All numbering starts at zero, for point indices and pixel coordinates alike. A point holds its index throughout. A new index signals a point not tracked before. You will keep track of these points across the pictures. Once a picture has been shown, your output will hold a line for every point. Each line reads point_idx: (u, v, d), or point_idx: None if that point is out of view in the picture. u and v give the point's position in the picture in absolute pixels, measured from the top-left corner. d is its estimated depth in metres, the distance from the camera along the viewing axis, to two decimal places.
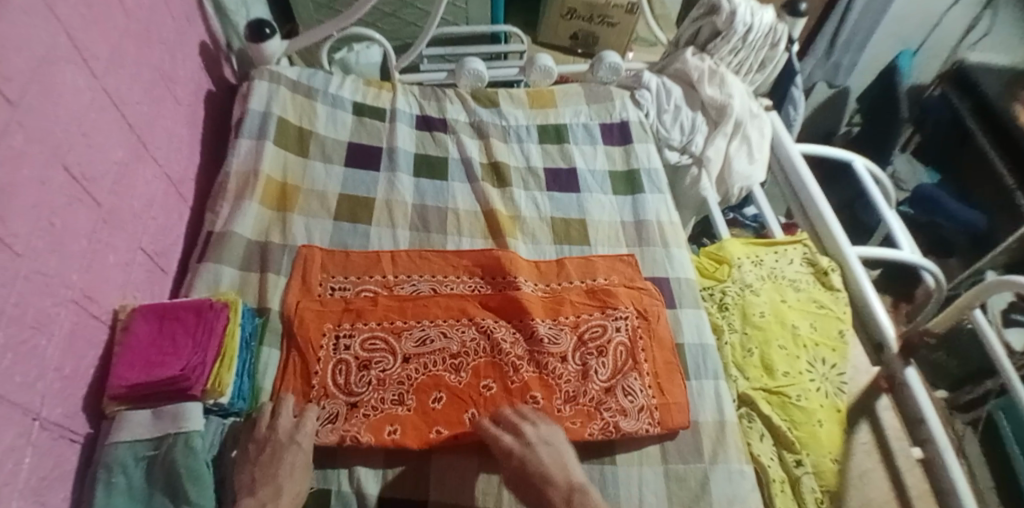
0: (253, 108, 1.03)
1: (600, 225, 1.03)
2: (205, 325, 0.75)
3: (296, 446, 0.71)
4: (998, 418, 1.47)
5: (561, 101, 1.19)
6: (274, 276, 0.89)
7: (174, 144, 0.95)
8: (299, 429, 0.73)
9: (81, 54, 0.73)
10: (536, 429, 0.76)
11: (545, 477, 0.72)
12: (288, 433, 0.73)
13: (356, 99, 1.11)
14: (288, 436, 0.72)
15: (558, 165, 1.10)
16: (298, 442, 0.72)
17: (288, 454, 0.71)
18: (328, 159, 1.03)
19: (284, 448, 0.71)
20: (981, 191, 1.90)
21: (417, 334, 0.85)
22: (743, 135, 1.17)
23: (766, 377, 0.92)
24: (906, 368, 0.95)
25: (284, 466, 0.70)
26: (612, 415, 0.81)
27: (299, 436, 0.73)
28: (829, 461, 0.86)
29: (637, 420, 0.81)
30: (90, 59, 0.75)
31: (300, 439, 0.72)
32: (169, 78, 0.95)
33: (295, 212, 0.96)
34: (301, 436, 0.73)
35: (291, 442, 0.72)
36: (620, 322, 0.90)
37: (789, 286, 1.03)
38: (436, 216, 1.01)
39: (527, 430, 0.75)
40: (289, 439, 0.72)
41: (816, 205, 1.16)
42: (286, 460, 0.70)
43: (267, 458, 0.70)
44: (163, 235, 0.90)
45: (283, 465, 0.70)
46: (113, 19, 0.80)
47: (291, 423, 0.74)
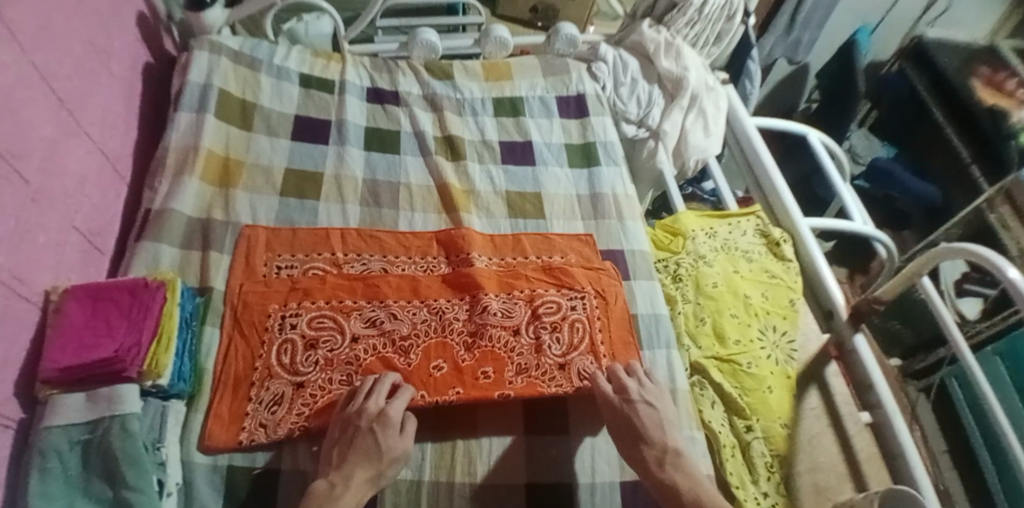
0: (192, 81, 0.98)
1: (555, 198, 1.03)
2: (141, 305, 0.72)
3: (376, 432, 0.71)
4: (952, 388, 1.50)
5: (516, 74, 1.17)
6: (217, 255, 0.86)
7: (111, 119, 0.91)
8: (385, 414, 0.73)
9: (6, 25, 0.68)
10: (643, 388, 0.81)
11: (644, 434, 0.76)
12: (375, 416, 0.73)
13: (303, 71, 1.07)
14: (372, 421, 0.72)
15: (513, 138, 1.09)
16: (380, 427, 0.72)
17: (363, 441, 0.71)
18: (274, 133, 1.00)
19: (361, 435, 0.71)
20: (937, 165, 1.95)
21: (371, 315, 0.84)
22: (699, 108, 1.18)
23: (718, 346, 0.93)
24: (855, 335, 0.97)
25: (360, 448, 0.70)
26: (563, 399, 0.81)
27: (384, 421, 0.73)
28: (778, 426, 0.88)
29: None
30: (17, 31, 0.70)
31: (382, 426, 0.72)
32: (104, 51, 0.90)
33: (239, 188, 0.93)
34: (387, 420, 0.73)
35: (374, 427, 0.72)
36: (575, 301, 0.89)
37: (741, 257, 1.04)
38: (388, 192, 0.98)
39: (629, 386, 0.79)
40: (371, 424, 0.72)
41: (770, 177, 1.18)
42: (361, 447, 0.70)
43: (349, 443, 0.71)
44: (100, 214, 0.85)
45: (359, 450, 0.70)
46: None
47: (381, 404, 0.74)
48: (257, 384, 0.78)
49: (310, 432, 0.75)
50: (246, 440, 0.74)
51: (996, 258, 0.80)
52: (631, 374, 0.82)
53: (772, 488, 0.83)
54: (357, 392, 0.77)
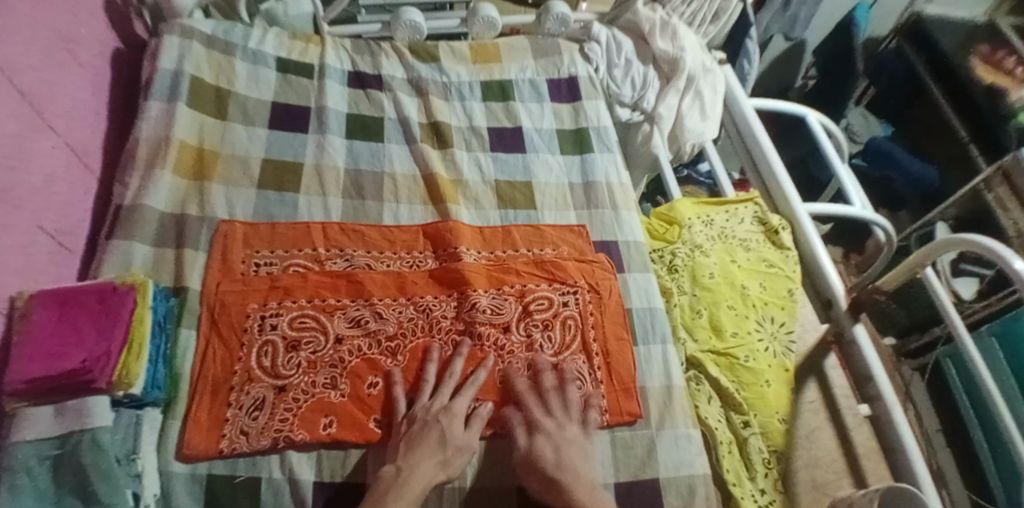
0: (163, 68, 0.93)
1: (547, 188, 0.99)
2: (110, 311, 0.68)
3: (442, 422, 0.72)
4: (947, 367, 1.50)
5: (505, 56, 1.12)
6: (192, 252, 0.82)
7: (79, 110, 0.86)
8: (449, 408, 0.75)
9: None
10: (560, 430, 0.75)
11: (570, 478, 0.70)
12: (439, 410, 0.74)
13: (280, 55, 1.02)
14: (438, 413, 0.74)
15: (502, 124, 1.04)
16: (446, 418, 0.73)
17: (430, 431, 0.72)
18: (251, 122, 0.95)
19: (429, 426, 0.72)
20: (933, 147, 1.92)
21: (359, 317, 0.81)
22: (695, 90, 1.13)
23: (715, 339, 0.91)
24: (855, 325, 0.94)
25: (427, 437, 0.71)
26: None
27: (448, 413, 0.74)
28: (776, 421, 0.86)
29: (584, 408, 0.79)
30: None
31: (448, 417, 0.73)
32: (68, 37, 0.85)
33: (214, 181, 0.89)
34: (452, 413, 0.74)
35: (440, 418, 0.73)
36: (568, 296, 0.87)
37: (739, 246, 1.01)
38: (372, 183, 0.94)
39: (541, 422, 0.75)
40: (436, 415, 0.73)
41: (768, 162, 1.14)
42: (428, 436, 0.71)
43: (416, 432, 0.72)
44: (69, 211, 0.81)
45: (427, 439, 0.71)
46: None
47: (444, 402, 0.75)
48: (237, 388, 0.75)
49: (298, 442, 0.73)
50: (227, 448, 0.71)
51: (1001, 249, 0.76)
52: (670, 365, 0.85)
53: (769, 485, 0.81)
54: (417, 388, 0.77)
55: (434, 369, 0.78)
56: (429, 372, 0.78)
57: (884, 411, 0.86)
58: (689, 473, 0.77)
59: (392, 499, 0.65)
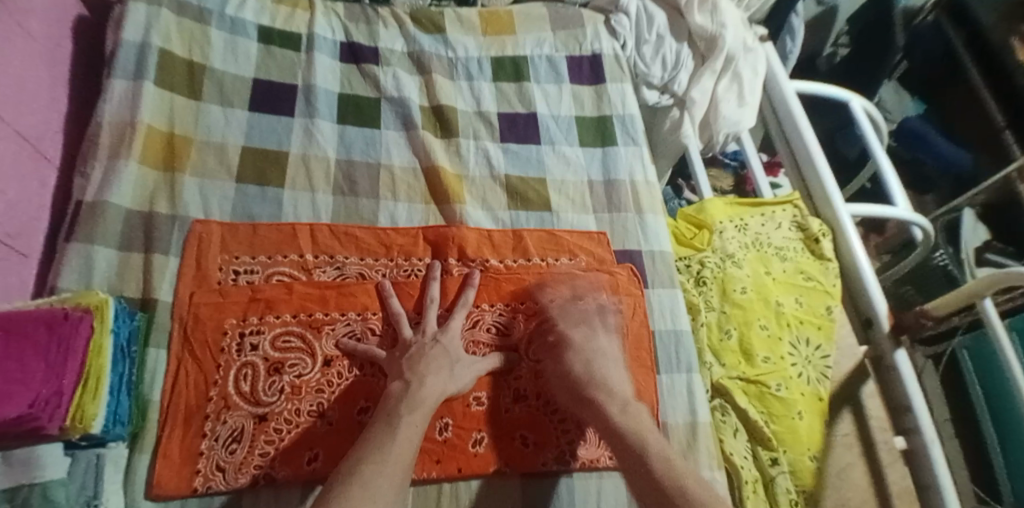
0: (127, 39, 0.81)
1: (563, 185, 0.88)
2: (61, 342, 0.58)
3: (442, 340, 0.70)
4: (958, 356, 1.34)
5: (519, 28, 0.99)
6: (162, 258, 0.73)
7: (29, 90, 0.74)
8: (446, 328, 0.72)
9: None
10: (591, 343, 0.73)
11: (603, 395, 0.68)
12: (435, 333, 0.71)
13: (262, 22, 0.89)
14: (434, 336, 0.71)
15: (514, 109, 0.93)
16: (445, 339, 0.71)
17: (431, 351, 0.69)
18: (228, 102, 0.84)
19: (428, 347, 0.70)
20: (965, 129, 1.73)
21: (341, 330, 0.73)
22: (733, 72, 1.00)
23: (745, 365, 0.82)
24: (897, 351, 0.85)
25: (431, 357, 0.68)
26: (570, 440, 0.72)
27: (447, 333, 0.71)
28: (807, 459, 0.78)
29: (597, 445, 0.72)
30: None
31: (446, 337, 0.71)
32: (14, 4, 0.72)
33: (186, 172, 0.78)
34: (449, 335, 0.71)
35: (438, 339, 0.70)
36: (585, 316, 0.78)
37: (774, 256, 0.91)
38: (366, 176, 0.84)
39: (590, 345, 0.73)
40: (435, 336, 0.71)
41: (808, 155, 1.01)
42: (430, 355, 0.69)
43: (416, 352, 0.69)
44: (19, 211, 0.71)
45: (430, 357, 0.68)
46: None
47: (436, 328, 0.72)
48: (212, 417, 0.67)
49: (277, 479, 0.65)
50: (202, 486, 0.64)
51: None
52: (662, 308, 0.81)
53: None
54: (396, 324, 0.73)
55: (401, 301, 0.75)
56: (394, 303, 0.74)
57: (921, 447, 0.79)
58: None
59: (405, 412, 0.62)
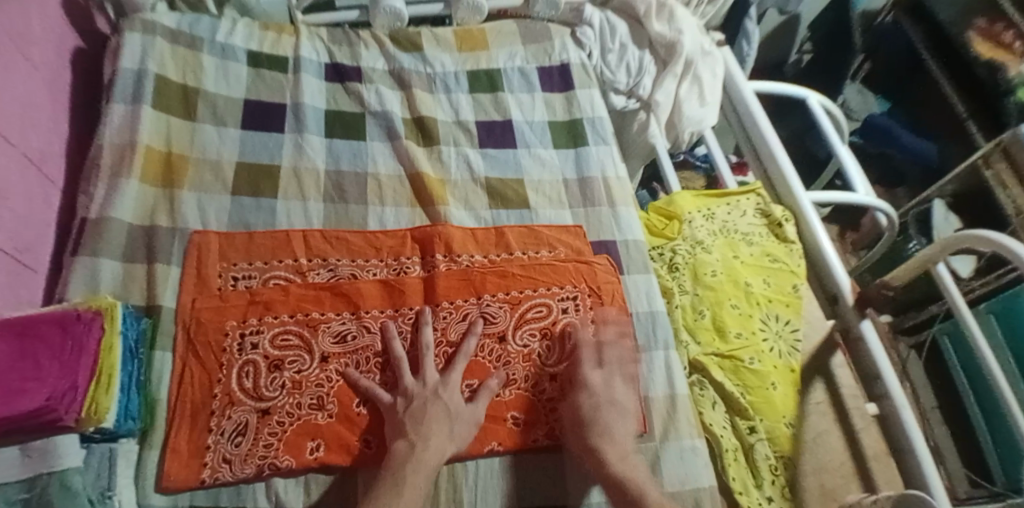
0: (124, 67, 0.87)
1: (540, 184, 0.94)
2: (74, 340, 0.62)
3: (444, 397, 0.71)
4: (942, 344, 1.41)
5: (492, 43, 1.06)
6: (164, 267, 0.77)
7: (33, 117, 0.79)
8: (447, 381, 0.73)
9: None
10: (595, 392, 0.75)
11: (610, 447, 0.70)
12: (437, 385, 0.72)
13: (251, 48, 0.95)
14: (436, 389, 0.72)
15: (491, 117, 0.99)
16: (446, 394, 0.71)
17: (433, 407, 0.70)
18: (221, 121, 0.89)
19: (430, 402, 0.71)
20: (933, 119, 1.85)
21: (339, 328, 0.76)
22: (694, 75, 1.07)
23: (719, 341, 0.87)
24: (863, 321, 0.91)
25: (431, 414, 0.69)
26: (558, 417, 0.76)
27: (447, 387, 0.72)
28: (783, 426, 0.83)
29: None
30: None
31: (447, 391, 0.72)
32: (18, 38, 0.77)
33: (184, 188, 0.83)
34: (450, 388, 0.72)
35: (440, 394, 0.71)
36: (568, 303, 0.82)
37: (741, 241, 0.97)
38: (354, 184, 0.89)
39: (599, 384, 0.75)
40: (436, 390, 0.72)
41: (769, 149, 1.09)
42: (432, 412, 0.70)
43: (418, 408, 0.70)
44: (26, 228, 0.75)
45: (432, 415, 0.69)
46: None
47: (437, 377, 0.73)
48: (217, 413, 0.70)
49: (282, 469, 0.69)
50: (209, 478, 0.67)
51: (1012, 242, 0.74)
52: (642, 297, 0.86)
53: (776, 492, 0.79)
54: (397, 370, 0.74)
55: (401, 346, 0.76)
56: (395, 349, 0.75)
57: (892, 411, 0.84)
58: (694, 487, 0.74)
59: (411, 473, 0.64)
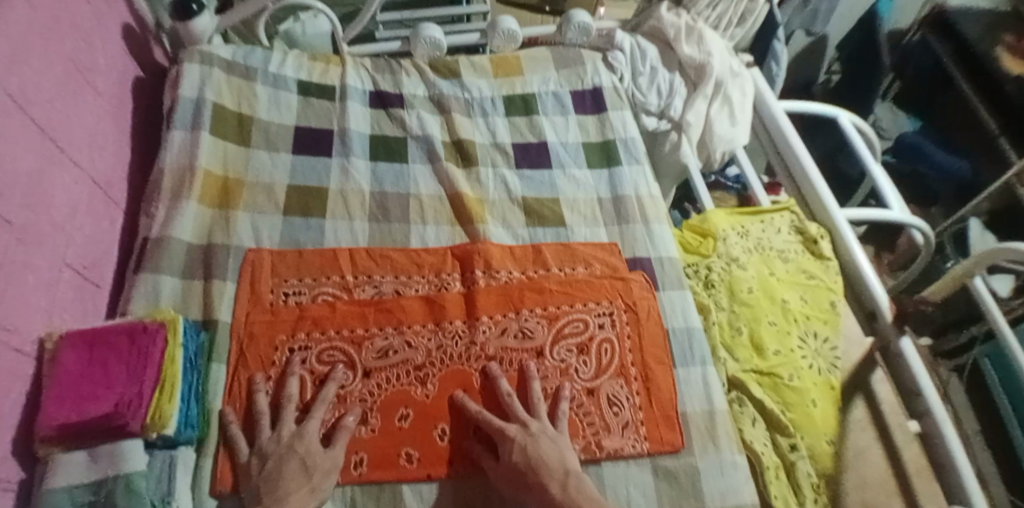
0: (184, 96, 0.92)
1: (575, 203, 0.96)
2: (141, 350, 0.66)
3: (297, 450, 0.67)
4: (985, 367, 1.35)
5: (527, 68, 1.09)
6: (220, 282, 0.81)
7: (100, 142, 0.84)
8: (302, 431, 0.70)
9: None
10: (526, 428, 0.72)
11: (545, 471, 0.68)
12: (291, 439, 0.69)
13: (301, 77, 1.01)
14: (291, 441, 0.69)
15: (527, 139, 1.02)
16: (302, 445, 0.68)
17: (288, 463, 0.67)
18: (274, 147, 0.94)
19: (286, 457, 0.67)
20: (962, 137, 1.80)
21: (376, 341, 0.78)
22: (724, 96, 1.10)
23: (757, 358, 0.87)
24: (902, 339, 0.90)
25: (288, 470, 0.66)
26: (595, 432, 0.76)
27: (302, 437, 0.69)
28: (825, 443, 0.83)
29: (622, 436, 0.76)
30: None
31: (303, 442, 0.68)
32: (86, 68, 0.83)
33: (239, 209, 0.88)
34: (306, 437, 0.69)
35: (295, 446, 0.68)
36: (604, 319, 0.84)
37: (777, 258, 0.98)
38: (397, 204, 0.92)
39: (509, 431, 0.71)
40: (291, 443, 0.68)
41: (802, 168, 1.10)
42: (287, 468, 0.66)
43: (272, 466, 0.66)
44: (94, 247, 0.80)
45: (288, 472, 0.66)
46: (15, 7, 0.69)
47: (293, 428, 0.70)
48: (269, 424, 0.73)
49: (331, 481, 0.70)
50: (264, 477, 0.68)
51: None
52: (681, 314, 0.87)
53: None
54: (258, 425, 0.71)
55: (264, 400, 0.73)
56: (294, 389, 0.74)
57: (934, 427, 0.83)
58: (735, 503, 0.73)
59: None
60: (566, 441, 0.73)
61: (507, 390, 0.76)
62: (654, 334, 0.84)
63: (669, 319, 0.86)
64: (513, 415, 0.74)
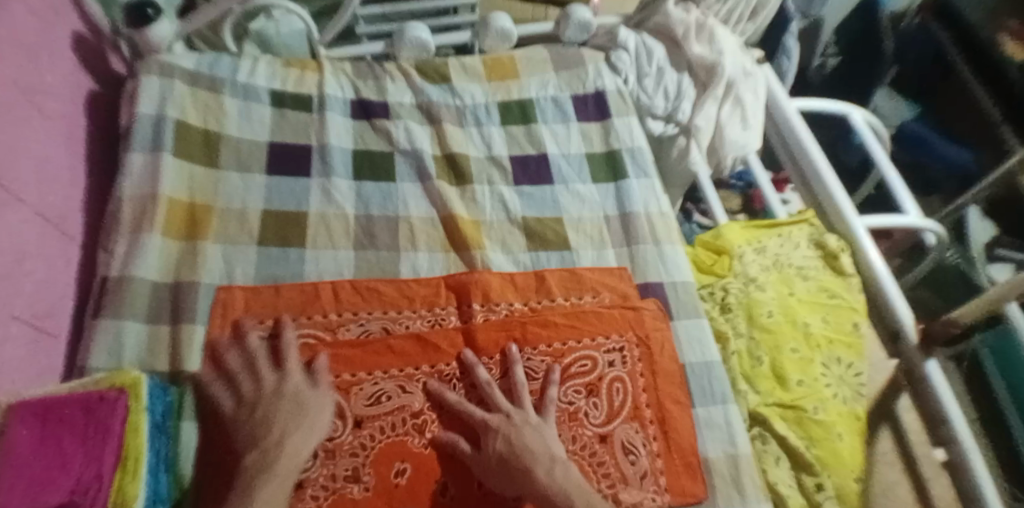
0: (143, 114, 0.83)
1: (580, 222, 0.88)
2: (100, 423, 0.57)
3: (287, 390, 0.66)
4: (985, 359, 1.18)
5: (523, 70, 1.00)
6: (189, 326, 0.73)
7: (49, 171, 0.74)
8: (285, 376, 0.68)
9: None
10: (510, 419, 0.68)
11: (532, 459, 0.64)
12: (275, 384, 0.67)
13: (274, 87, 0.91)
14: (276, 387, 0.67)
15: (526, 151, 0.94)
16: (289, 385, 0.67)
17: (281, 404, 0.65)
18: (246, 168, 0.85)
19: (277, 400, 0.66)
20: (958, 126, 1.70)
21: (350, 361, 0.71)
22: (735, 98, 1.01)
23: (780, 390, 0.81)
24: (928, 361, 0.84)
25: (279, 409, 0.65)
26: (612, 484, 0.69)
27: (289, 381, 0.67)
28: (852, 481, 0.77)
29: (641, 489, 0.69)
30: None
31: (289, 384, 0.67)
32: (31, 89, 0.73)
33: (209, 239, 0.79)
34: (291, 380, 0.67)
35: (283, 389, 0.66)
36: (615, 355, 0.76)
37: (797, 276, 0.92)
38: (385, 229, 0.84)
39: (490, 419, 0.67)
40: (277, 388, 0.67)
41: (819, 174, 1.02)
42: (281, 410, 0.65)
43: (264, 409, 0.65)
44: (47, 292, 0.71)
45: (281, 413, 0.65)
46: None
47: (274, 374, 0.68)
48: None
49: None
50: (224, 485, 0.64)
51: None
52: (697, 349, 0.80)
53: None
54: (232, 375, 0.68)
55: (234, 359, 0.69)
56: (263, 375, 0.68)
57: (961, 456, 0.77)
58: None
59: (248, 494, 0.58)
60: (552, 430, 0.69)
61: (486, 378, 0.72)
62: (671, 373, 0.77)
63: (685, 354, 0.80)
64: (496, 407, 0.69)
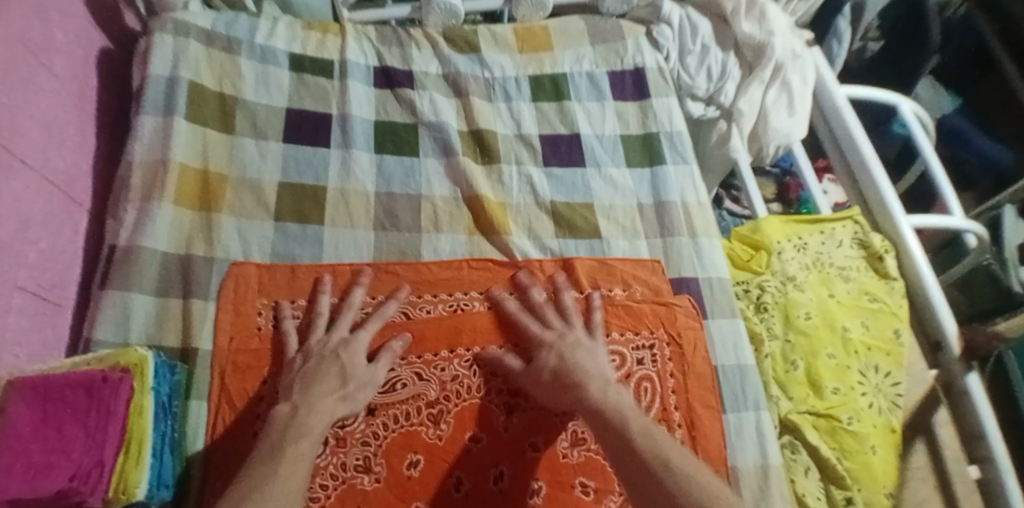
0: (155, 74, 0.78)
1: (612, 210, 0.84)
2: (101, 407, 0.54)
3: (343, 357, 0.65)
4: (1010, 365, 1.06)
5: (557, 43, 0.94)
6: (200, 303, 0.70)
7: (55, 134, 0.70)
8: (349, 341, 0.67)
9: None
10: (562, 338, 0.68)
11: (585, 374, 0.63)
12: (338, 344, 0.66)
13: (294, 50, 0.86)
14: (337, 348, 0.66)
15: (557, 130, 0.89)
16: (346, 353, 0.65)
17: (328, 367, 0.64)
18: (262, 136, 0.81)
19: (326, 362, 0.64)
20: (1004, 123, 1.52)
21: (354, 298, 0.71)
22: (783, 81, 0.93)
23: (814, 398, 0.78)
24: (968, 374, 0.78)
25: (325, 373, 0.63)
26: None
27: (348, 347, 0.66)
28: (883, 497, 0.73)
29: None
30: None
31: (348, 351, 0.66)
32: (39, 47, 0.68)
33: (222, 211, 0.75)
34: (353, 348, 0.66)
35: (340, 353, 0.65)
36: (643, 353, 0.73)
37: (838, 277, 0.87)
38: (407, 208, 0.80)
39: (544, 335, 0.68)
40: (336, 349, 0.66)
41: (863, 162, 0.92)
42: (325, 373, 0.63)
43: (312, 367, 0.64)
44: (52, 261, 0.68)
45: (323, 375, 0.63)
46: None
47: (344, 335, 0.68)
48: None
49: None
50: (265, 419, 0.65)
51: None
52: (730, 351, 0.76)
53: None
54: (288, 336, 0.69)
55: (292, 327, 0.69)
56: (290, 346, 0.68)
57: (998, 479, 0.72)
58: None
59: (292, 441, 0.56)
60: (603, 351, 0.68)
61: (540, 299, 0.73)
62: (700, 376, 0.73)
63: (716, 356, 0.75)
64: (550, 325, 0.70)
